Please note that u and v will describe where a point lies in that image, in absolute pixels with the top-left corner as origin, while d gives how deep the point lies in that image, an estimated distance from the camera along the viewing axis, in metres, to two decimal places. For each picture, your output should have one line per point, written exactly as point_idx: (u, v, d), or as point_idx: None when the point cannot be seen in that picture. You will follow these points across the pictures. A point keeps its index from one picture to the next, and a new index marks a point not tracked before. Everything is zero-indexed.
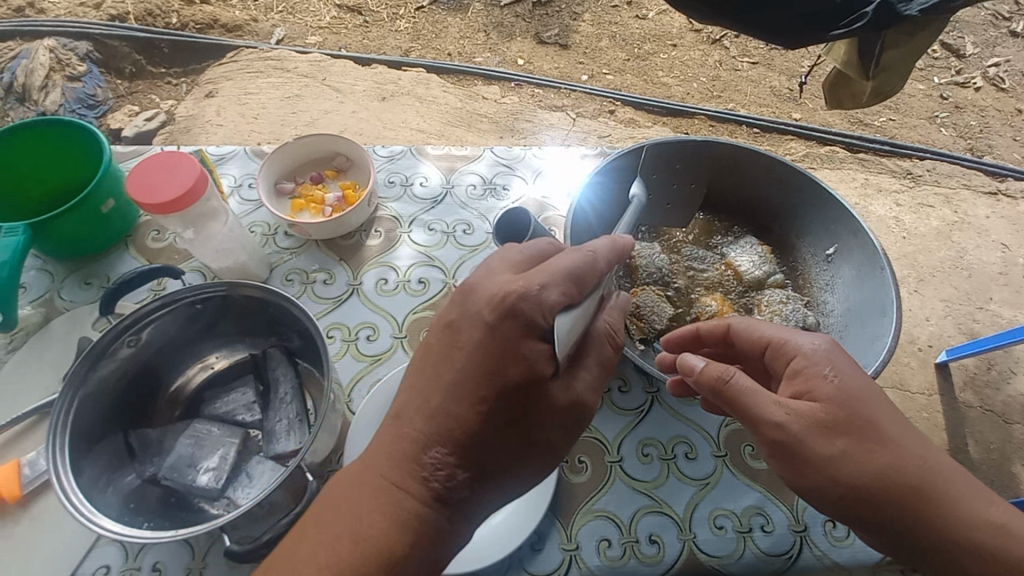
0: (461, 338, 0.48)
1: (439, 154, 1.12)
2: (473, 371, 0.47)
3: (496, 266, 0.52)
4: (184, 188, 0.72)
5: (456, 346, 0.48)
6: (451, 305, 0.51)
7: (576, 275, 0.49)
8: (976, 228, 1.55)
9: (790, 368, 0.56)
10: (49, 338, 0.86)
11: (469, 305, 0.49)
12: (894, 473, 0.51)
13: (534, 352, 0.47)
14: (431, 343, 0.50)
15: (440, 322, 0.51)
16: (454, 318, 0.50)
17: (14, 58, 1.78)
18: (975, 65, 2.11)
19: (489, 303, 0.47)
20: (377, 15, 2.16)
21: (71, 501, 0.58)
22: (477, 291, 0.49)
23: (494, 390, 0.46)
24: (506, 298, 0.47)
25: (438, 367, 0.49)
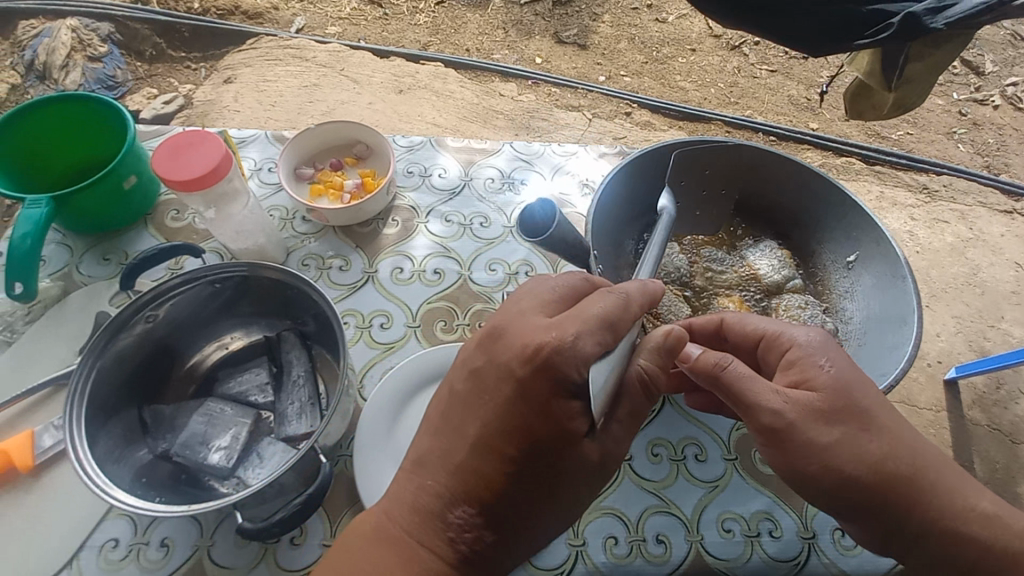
0: (488, 389, 0.49)
1: (458, 146, 1.12)
2: (500, 423, 0.47)
3: (525, 310, 0.52)
4: (208, 167, 0.72)
5: (483, 399, 0.49)
6: (479, 347, 0.51)
7: (609, 321, 0.49)
8: (990, 246, 1.54)
9: (785, 360, 0.57)
10: (66, 312, 0.87)
11: (497, 352, 0.49)
12: (890, 463, 0.53)
13: (565, 410, 0.47)
14: (456, 389, 0.51)
15: (466, 367, 0.51)
16: (480, 365, 0.50)
17: (37, 36, 1.79)
18: (994, 83, 2.09)
19: (518, 354, 0.48)
20: (397, 8, 2.17)
21: (85, 472, 0.59)
22: (506, 337, 0.50)
23: (523, 448, 0.47)
24: (537, 350, 0.47)
25: (463, 419, 0.50)
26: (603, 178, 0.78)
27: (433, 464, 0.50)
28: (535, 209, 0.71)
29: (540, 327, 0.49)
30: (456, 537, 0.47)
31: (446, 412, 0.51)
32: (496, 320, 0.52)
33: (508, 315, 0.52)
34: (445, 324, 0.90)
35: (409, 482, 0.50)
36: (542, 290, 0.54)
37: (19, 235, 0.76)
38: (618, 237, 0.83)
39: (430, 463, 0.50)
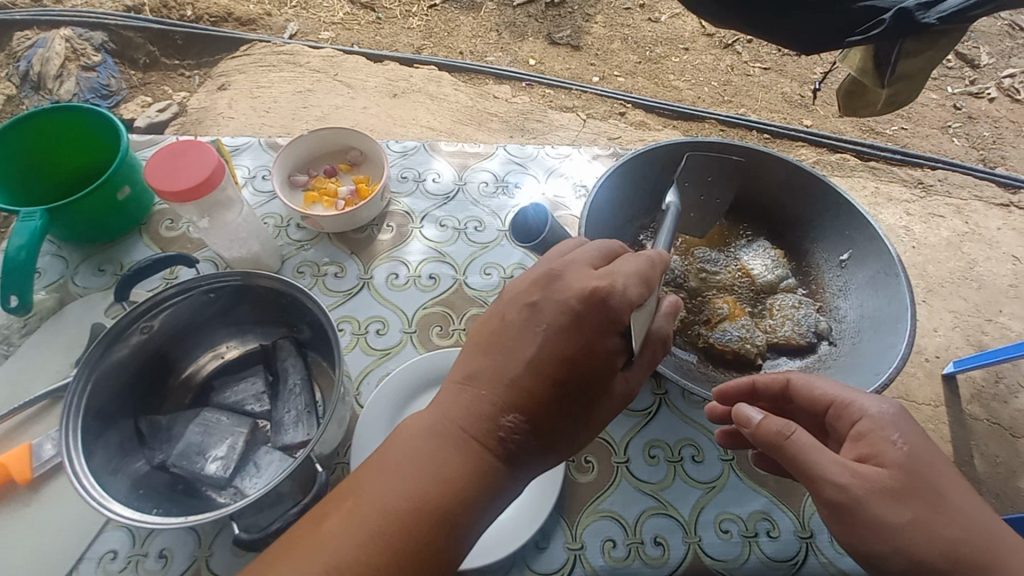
0: (545, 317, 0.50)
1: (452, 150, 1.12)
2: (555, 348, 0.50)
3: (575, 260, 0.54)
4: (202, 176, 0.72)
5: (537, 328, 0.51)
6: (532, 285, 0.53)
7: (643, 275, 0.53)
8: (987, 240, 1.55)
9: (853, 430, 0.55)
10: (63, 323, 0.87)
11: (556, 290, 0.51)
12: (965, 551, 0.49)
13: (611, 346, 0.51)
14: (510, 317, 0.52)
15: (519, 298, 0.53)
16: (537, 298, 0.52)
17: (30, 46, 1.79)
18: (989, 76, 2.10)
19: (578, 292, 0.50)
20: (390, 12, 2.17)
21: (82, 484, 0.59)
22: (564, 279, 0.52)
23: (573, 373, 0.50)
24: (595, 291, 0.50)
25: (517, 339, 0.51)
26: (597, 180, 0.79)
27: (487, 380, 0.51)
28: (528, 212, 0.73)
29: (592, 275, 0.52)
30: (506, 438, 0.49)
31: (499, 334, 0.52)
32: (544, 266, 0.54)
33: (560, 262, 0.54)
34: (441, 329, 0.90)
35: (459, 395, 0.51)
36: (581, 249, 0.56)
37: (14, 247, 0.76)
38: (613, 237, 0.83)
39: (478, 378, 0.51)
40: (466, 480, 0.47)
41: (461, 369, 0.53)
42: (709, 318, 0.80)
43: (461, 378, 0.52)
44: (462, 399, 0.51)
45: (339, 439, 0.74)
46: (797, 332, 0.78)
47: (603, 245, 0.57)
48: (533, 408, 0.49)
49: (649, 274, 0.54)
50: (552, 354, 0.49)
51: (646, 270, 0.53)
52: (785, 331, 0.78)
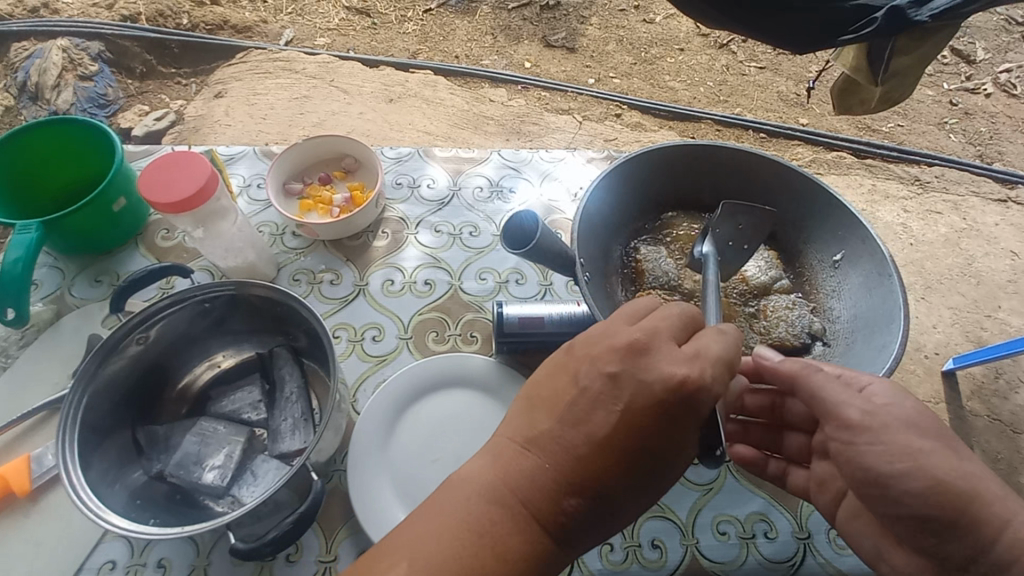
0: (625, 397, 0.46)
1: (446, 156, 1.12)
2: (630, 428, 0.46)
3: (658, 330, 0.50)
4: (196, 187, 0.73)
5: (614, 406, 0.46)
6: (613, 353, 0.48)
7: (727, 362, 0.49)
8: (985, 235, 1.55)
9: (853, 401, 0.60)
10: (60, 334, 0.87)
11: (643, 366, 0.47)
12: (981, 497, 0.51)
13: (685, 436, 0.47)
14: (585, 382, 0.48)
15: (595, 365, 0.48)
16: (620, 372, 0.47)
17: (28, 57, 1.79)
18: (985, 71, 2.09)
19: (665, 378, 0.46)
20: (386, 17, 2.17)
21: (80, 496, 0.59)
22: (650, 354, 0.48)
23: (641, 457, 0.46)
24: (682, 383, 0.46)
25: (591, 410, 0.47)
26: (591, 183, 0.79)
27: (552, 450, 0.47)
28: (521, 217, 0.73)
29: (680, 355, 0.48)
30: (568, 516, 0.46)
31: (570, 396, 0.48)
32: (625, 334, 0.49)
33: (645, 330, 0.49)
34: (437, 335, 0.90)
35: (519, 461, 0.47)
36: (660, 313, 0.51)
37: (10, 260, 0.76)
38: (606, 242, 0.83)
39: (546, 446, 0.47)
40: (522, 562, 0.45)
41: (522, 430, 0.49)
42: None
43: (521, 440, 0.48)
44: (521, 465, 0.47)
45: (336, 447, 0.75)
46: (791, 334, 0.78)
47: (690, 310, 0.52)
48: (599, 482, 0.46)
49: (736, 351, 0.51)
50: (626, 435, 0.46)
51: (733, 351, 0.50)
52: (780, 333, 0.78)
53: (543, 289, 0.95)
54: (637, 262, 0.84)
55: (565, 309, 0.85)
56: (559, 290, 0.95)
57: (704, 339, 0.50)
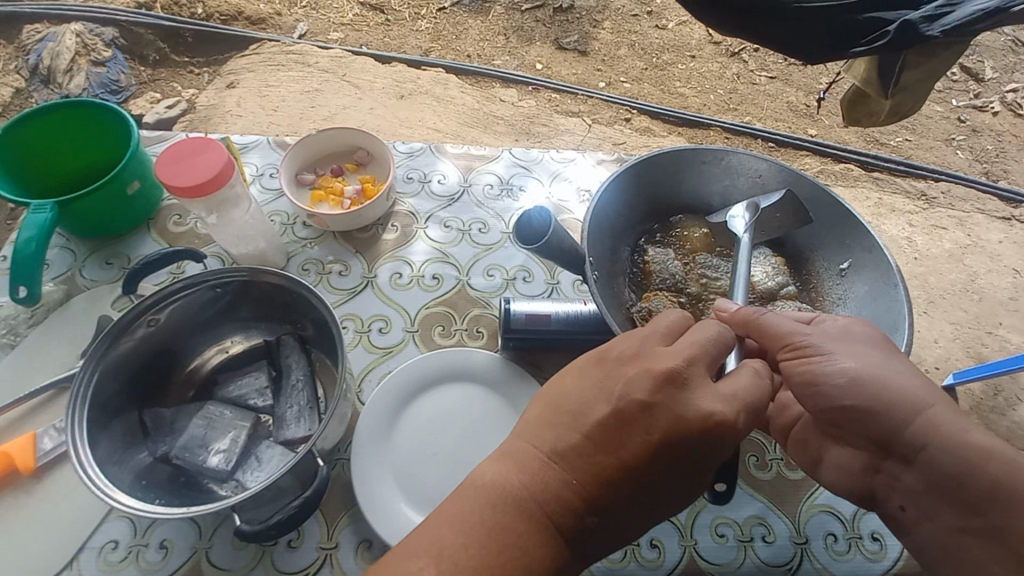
0: (662, 430, 0.46)
1: (457, 152, 1.13)
2: (659, 458, 0.47)
3: (694, 362, 0.50)
4: (212, 172, 0.73)
5: (648, 435, 0.46)
6: (653, 382, 0.48)
7: (757, 407, 0.51)
8: (988, 252, 1.55)
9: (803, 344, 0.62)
10: (71, 314, 0.88)
11: (679, 403, 0.48)
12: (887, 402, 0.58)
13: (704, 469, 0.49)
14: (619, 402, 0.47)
15: (630, 390, 0.48)
16: (658, 405, 0.47)
17: (42, 40, 1.80)
18: (994, 90, 2.10)
19: (701, 417, 0.47)
20: (399, 14, 2.18)
21: (86, 473, 0.60)
22: (687, 389, 0.49)
23: (657, 486, 0.48)
24: (717, 424, 0.47)
25: (624, 436, 0.47)
26: (601, 184, 0.80)
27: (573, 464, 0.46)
28: (532, 216, 0.74)
29: (716, 393, 0.49)
30: (580, 534, 0.46)
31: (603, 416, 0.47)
32: (664, 361, 0.49)
33: (684, 362, 0.49)
34: (443, 329, 0.90)
35: (546, 472, 0.46)
36: (698, 340, 0.52)
37: (23, 239, 0.77)
38: (614, 243, 0.84)
39: (575, 460, 0.46)
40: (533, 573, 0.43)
41: (551, 440, 0.48)
42: None
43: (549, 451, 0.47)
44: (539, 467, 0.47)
45: (341, 435, 0.75)
46: None
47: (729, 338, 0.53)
48: (613, 507, 0.47)
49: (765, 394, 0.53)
50: (652, 468, 0.47)
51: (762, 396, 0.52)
52: None
53: (549, 287, 0.96)
54: (645, 263, 0.84)
55: (572, 308, 0.85)
56: (566, 289, 0.96)
57: (739, 380, 0.52)
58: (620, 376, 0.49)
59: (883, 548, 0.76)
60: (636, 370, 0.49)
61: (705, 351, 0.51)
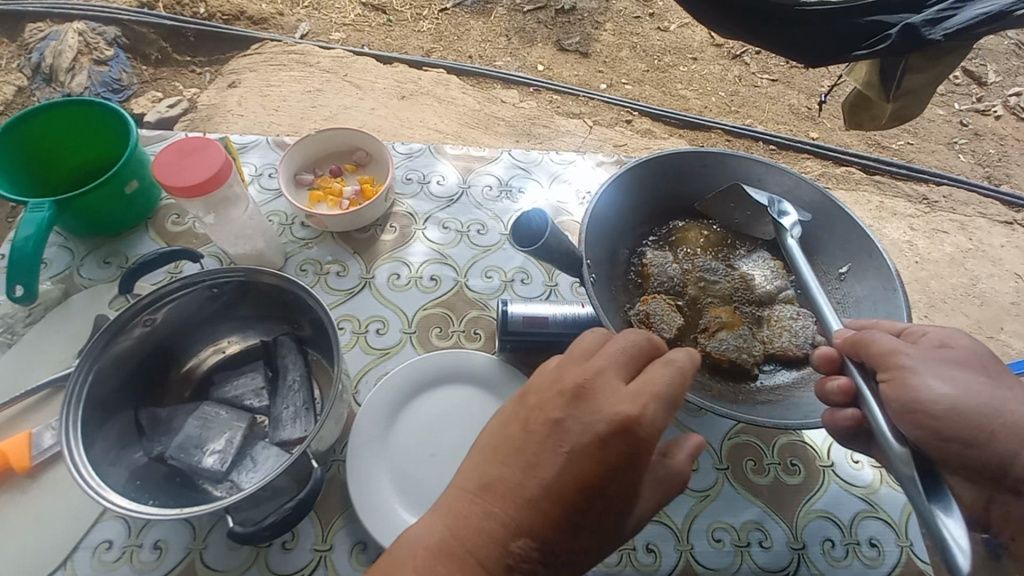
0: (571, 440, 0.44)
1: (456, 153, 1.13)
2: (576, 470, 0.43)
3: (602, 369, 0.47)
4: (211, 171, 0.73)
5: (559, 448, 0.44)
6: (557, 397, 0.46)
7: (673, 399, 0.45)
8: (989, 257, 1.55)
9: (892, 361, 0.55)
10: (69, 313, 0.88)
11: (585, 410, 0.45)
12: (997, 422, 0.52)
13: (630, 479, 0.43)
14: (532, 428, 0.46)
15: (542, 411, 0.46)
16: (563, 417, 0.45)
17: (44, 39, 1.80)
18: (996, 94, 2.10)
19: (607, 417, 0.44)
20: (401, 14, 2.19)
21: (80, 473, 0.59)
22: (593, 397, 0.46)
23: (589, 500, 0.43)
24: (621, 421, 0.43)
25: (539, 454, 0.44)
26: (600, 186, 0.79)
27: (501, 494, 0.44)
28: (530, 217, 0.73)
29: (624, 393, 0.45)
30: (516, 566, 0.42)
31: (517, 445, 0.46)
32: (571, 373, 0.48)
33: (589, 370, 0.47)
34: (441, 331, 0.90)
35: (471, 508, 0.44)
36: (610, 347, 0.49)
37: (21, 238, 0.77)
38: (612, 245, 0.83)
39: (498, 491, 0.44)
40: None
41: (480, 475, 0.46)
42: (707, 327, 0.80)
43: (474, 486, 0.46)
44: (472, 513, 0.44)
45: (337, 436, 0.75)
46: (794, 344, 0.77)
47: (639, 338, 0.49)
48: (548, 537, 0.43)
49: (683, 385, 0.46)
50: (573, 486, 0.43)
51: (680, 389, 0.46)
52: (783, 346, 0.77)
53: (548, 289, 0.95)
54: (643, 266, 0.84)
55: (570, 310, 0.85)
56: (564, 291, 0.95)
57: (652, 375, 0.46)
58: (534, 404, 0.47)
59: (881, 555, 0.76)
60: (548, 392, 0.47)
61: (612, 357, 0.48)
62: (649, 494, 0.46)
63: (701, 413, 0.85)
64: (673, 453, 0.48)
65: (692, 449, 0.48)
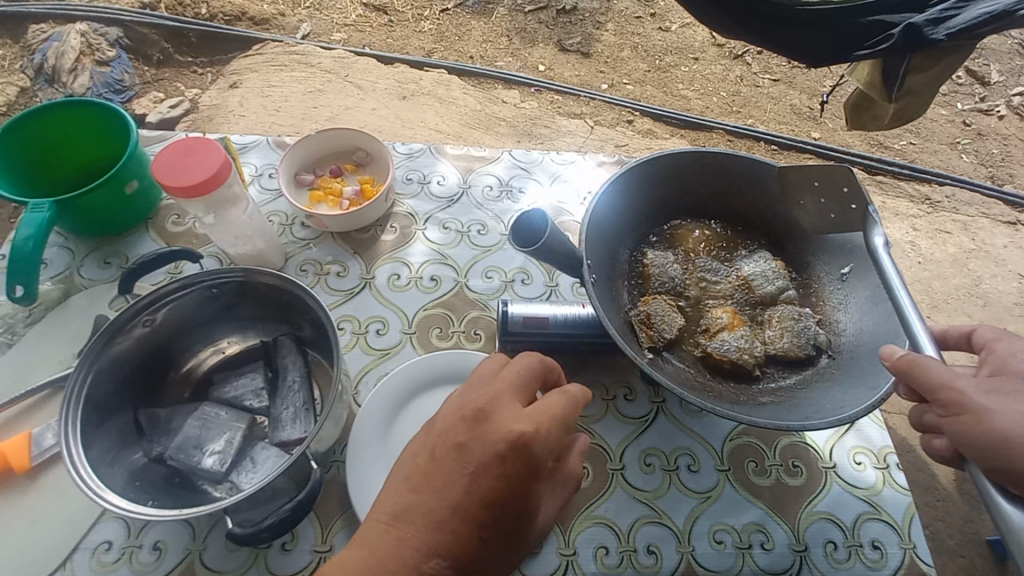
0: (474, 460, 0.46)
1: (457, 153, 1.13)
2: (481, 489, 0.45)
3: (501, 392, 0.50)
4: (210, 172, 0.73)
5: (464, 469, 0.46)
6: (461, 423, 0.48)
7: (565, 418, 0.49)
8: (993, 257, 1.54)
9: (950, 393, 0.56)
10: (68, 313, 0.88)
11: (485, 431, 0.47)
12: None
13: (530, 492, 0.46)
14: (439, 454, 0.48)
15: (446, 436, 0.48)
16: (465, 440, 0.47)
17: (46, 40, 1.81)
18: (999, 93, 2.09)
19: (504, 436, 0.46)
20: (402, 15, 2.19)
21: (79, 474, 0.59)
22: (492, 419, 0.48)
23: (498, 516, 0.45)
24: (519, 438, 0.46)
25: (446, 478, 0.46)
26: (600, 186, 0.79)
27: (415, 519, 0.45)
28: (529, 217, 0.73)
29: (520, 414, 0.48)
30: None
31: (425, 469, 0.48)
32: (473, 398, 0.50)
33: (487, 395, 0.50)
34: (440, 331, 0.90)
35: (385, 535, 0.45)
36: (507, 375, 0.51)
37: (21, 238, 0.77)
38: (613, 245, 0.83)
39: (411, 518, 0.46)
40: None
41: (396, 503, 0.47)
42: (707, 328, 0.80)
43: (387, 515, 0.46)
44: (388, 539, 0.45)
45: (336, 437, 0.75)
46: (796, 344, 0.77)
47: (531, 362, 0.53)
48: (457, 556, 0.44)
49: (575, 403, 0.50)
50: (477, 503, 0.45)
51: (572, 408, 0.50)
52: (785, 347, 0.77)
53: (548, 290, 0.95)
54: (644, 266, 0.84)
55: (571, 311, 0.84)
56: (564, 291, 0.95)
57: (547, 401, 0.49)
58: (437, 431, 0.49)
59: (883, 557, 0.75)
60: (449, 418, 0.49)
61: (507, 382, 0.51)
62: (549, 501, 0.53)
63: (702, 413, 0.85)
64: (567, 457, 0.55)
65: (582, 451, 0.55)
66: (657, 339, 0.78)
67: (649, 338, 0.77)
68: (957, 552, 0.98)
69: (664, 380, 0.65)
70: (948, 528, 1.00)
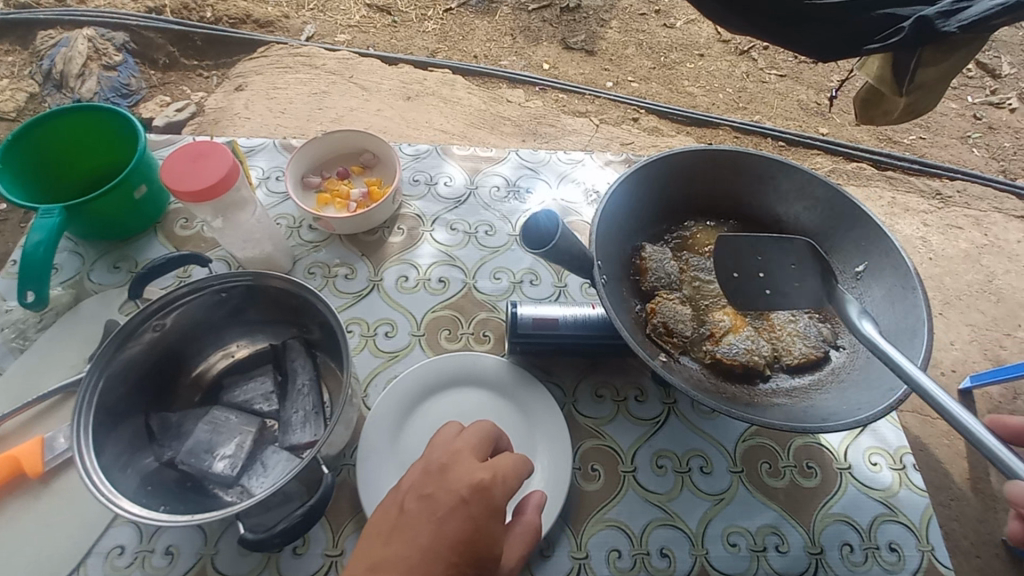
0: (443, 505, 0.48)
1: (464, 154, 1.12)
2: (450, 532, 0.47)
3: (461, 450, 0.54)
4: (218, 177, 0.73)
5: (433, 515, 0.48)
6: (426, 477, 0.51)
7: (522, 472, 0.53)
8: (1006, 253, 1.52)
9: None
10: (79, 317, 0.88)
11: (449, 480, 0.50)
12: None
13: (496, 532, 0.48)
14: (408, 507, 0.49)
15: (415, 490, 0.50)
16: (431, 490, 0.49)
17: (55, 46, 1.82)
18: (1011, 86, 2.06)
19: (468, 483, 0.49)
20: (406, 15, 2.18)
21: (91, 479, 0.59)
22: (452, 471, 0.51)
23: (467, 557, 0.46)
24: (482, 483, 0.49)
25: (415, 528, 0.47)
26: (610, 186, 0.79)
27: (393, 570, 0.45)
28: (540, 218, 0.72)
29: (479, 465, 0.52)
30: None
31: (393, 522, 0.49)
32: (436, 456, 0.54)
33: (448, 452, 0.53)
34: (449, 333, 0.90)
35: None
36: (464, 438, 0.55)
37: (32, 244, 0.77)
38: (623, 245, 0.83)
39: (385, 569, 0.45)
40: None
41: (375, 557, 0.46)
42: (711, 332, 0.79)
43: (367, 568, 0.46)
44: None
45: (347, 441, 0.75)
46: (808, 347, 0.76)
47: (486, 425, 0.57)
48: None
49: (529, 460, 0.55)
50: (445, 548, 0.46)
51: (526, 459, 0.54)
52: (799, 349, 0.76)
53: (557, 291, 0.95)
54: (641, 260, 0.83)
55: (581, 312, 0.84)
56: (573, 291, 0.94)
57: (505, 459, 0.52)
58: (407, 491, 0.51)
59: (900, 560, 0.74)
60: (414, 479, 0.52)
61: (467, 442, 0.54)
62: (511, 548, 0.54)
63: (713, 414, 0.84)
64: (524, 509, 0.58)
65: (537, 504, 0.59)
66: (679, 343, 0.78)
67: (673, 345, 0.77)
68: (973, 552, 0.97)
69: (676, 381, 0.65)
70: (962, 527, 0.99)
